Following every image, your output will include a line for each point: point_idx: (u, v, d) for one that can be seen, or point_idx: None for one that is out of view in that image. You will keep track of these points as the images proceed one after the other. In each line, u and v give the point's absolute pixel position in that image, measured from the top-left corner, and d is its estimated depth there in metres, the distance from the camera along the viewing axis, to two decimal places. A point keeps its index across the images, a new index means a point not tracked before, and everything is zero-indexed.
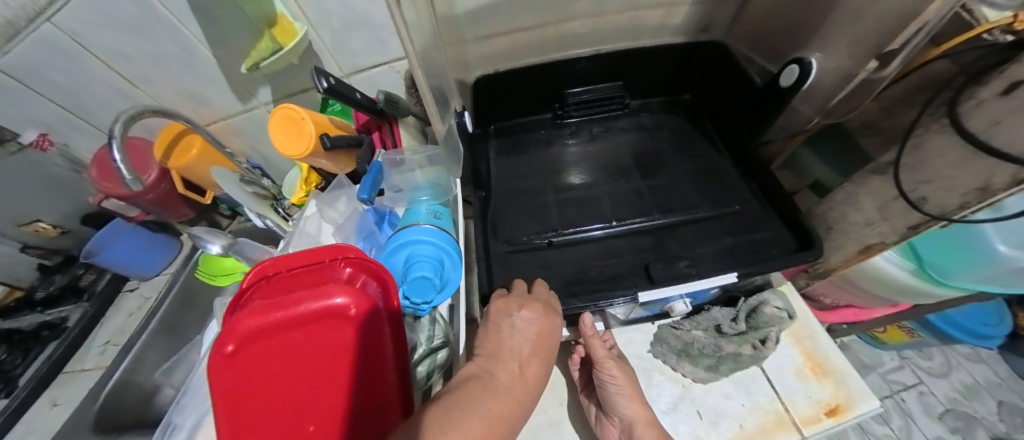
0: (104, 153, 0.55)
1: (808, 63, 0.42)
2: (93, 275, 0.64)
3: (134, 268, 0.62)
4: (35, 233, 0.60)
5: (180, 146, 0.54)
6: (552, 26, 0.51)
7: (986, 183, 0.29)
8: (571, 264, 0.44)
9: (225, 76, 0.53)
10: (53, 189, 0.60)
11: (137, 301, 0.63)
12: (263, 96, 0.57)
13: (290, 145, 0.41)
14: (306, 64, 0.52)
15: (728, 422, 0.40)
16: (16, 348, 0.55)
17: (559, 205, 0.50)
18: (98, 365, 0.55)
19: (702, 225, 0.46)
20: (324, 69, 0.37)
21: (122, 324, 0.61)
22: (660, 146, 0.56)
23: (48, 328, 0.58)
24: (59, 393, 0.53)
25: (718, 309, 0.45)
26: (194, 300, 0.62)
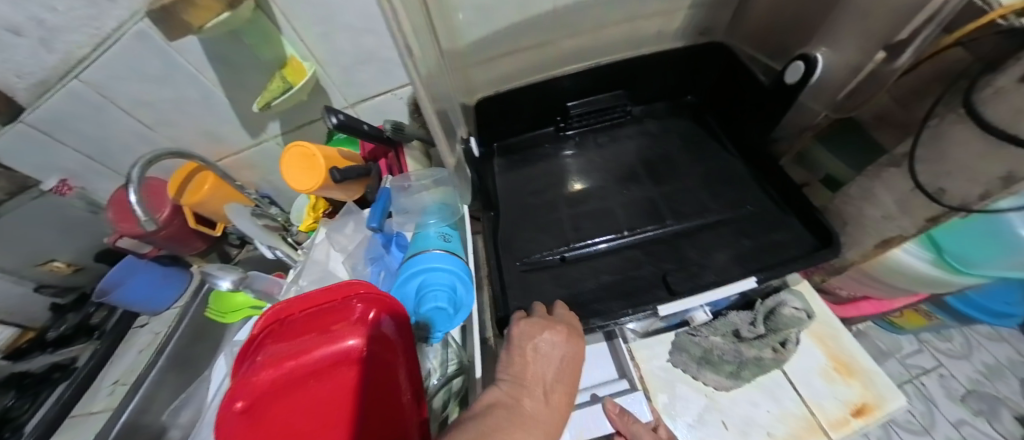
0: (121, 194, 0.55)
1: (813, 59, 0.41)
2: (104, 313, 0.64)
3: (147, 304, 0.63)
4: (51, 272, 0.61)
5: (192, 185, 0.55)
6: (552, 44, 0.52)
7: (1010, 172, 0.27)
8: (586, 279, 0.43)
9: (238, 114, 0.54)
10: (73, 232, 0.62)
11: (148, 336, 0.63)
12: (273, 130, 0.58)
13: (300, 180, 0.41)
14: (314, 97, 0.53)
15: (756, 431, 0.38)
16: (25, 393, 0.54)
17: (573, 220, 0.49)
18: (107, 407, 0.53)
19: (716, 230, 0.45)
20: (334, 106, 0.38)
21: (133, 361, 0.60)
22: (669, 151, 0.55)
23: (58, 369, 0.58)
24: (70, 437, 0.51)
25: (736, 313, 0.42)
26: (205, 333, 0.62)
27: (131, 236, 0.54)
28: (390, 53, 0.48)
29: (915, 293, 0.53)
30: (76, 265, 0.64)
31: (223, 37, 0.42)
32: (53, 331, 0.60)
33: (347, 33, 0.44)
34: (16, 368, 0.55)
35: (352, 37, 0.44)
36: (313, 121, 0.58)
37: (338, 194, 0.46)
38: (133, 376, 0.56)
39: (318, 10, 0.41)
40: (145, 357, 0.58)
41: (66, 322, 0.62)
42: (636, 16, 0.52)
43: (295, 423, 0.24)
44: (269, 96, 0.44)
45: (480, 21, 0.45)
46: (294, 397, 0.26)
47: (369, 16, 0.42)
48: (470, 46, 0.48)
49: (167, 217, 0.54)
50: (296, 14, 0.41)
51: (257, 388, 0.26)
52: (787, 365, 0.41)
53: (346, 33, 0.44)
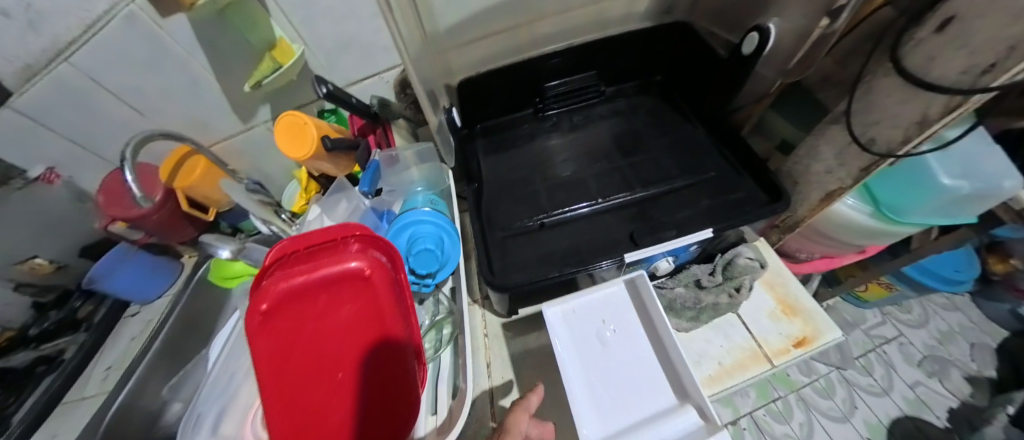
0: (113, 180, 0.56)
1: (766, 30, 0.45)
2: (90, 307, 0.63)
3: (135, 294, 0.63)
4: (30, 270, 0.58)
5: (183, 168, 0.56)
6: (525, 27, 0.55)
7: (924, 116, 0.32)
8: (562, 241, 0.46)
9: (228, 100, 0.56)
10: (56, 227, 0.61)
11: (140, 325, 0.63)
12: (262, 115, 0.60)
13: (292, 148, 0.44)
14: (300, 80, 0.55)
15: (708, 361, 0.42)
16: (9, 387, 0.53)
17: (549, 191, 0.52)
18: (100, 391, 0.54)
19: (681, 193, 0.49)
20: (323, 77, 0.40)
21: (125, 349, 0.60)
22: (638, 126, 0.59)
23: (44, 362, 0.57)
24: (59, 424, 0.52)
25: (697, 265, 0.46)
26: (198, 322, 0.63)
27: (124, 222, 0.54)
28: (372, 40, 0.51)
29: (862, 249, 0.58)
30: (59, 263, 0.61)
31: (211, 19, 0.44)
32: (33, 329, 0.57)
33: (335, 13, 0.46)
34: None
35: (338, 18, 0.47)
36: (299, 106, 0.59)
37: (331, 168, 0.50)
38: (127, 361, 0.57)
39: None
40: (139, 341, 0.59)
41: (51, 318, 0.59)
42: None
43: (316, 334, 0.28)
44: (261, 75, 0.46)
45: (455, 4, 0.48)
46: (312, 311, 0.28)
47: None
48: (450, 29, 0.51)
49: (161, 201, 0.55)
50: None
51: (279, 294, 0.27)
52: (741, 308, 0.45)
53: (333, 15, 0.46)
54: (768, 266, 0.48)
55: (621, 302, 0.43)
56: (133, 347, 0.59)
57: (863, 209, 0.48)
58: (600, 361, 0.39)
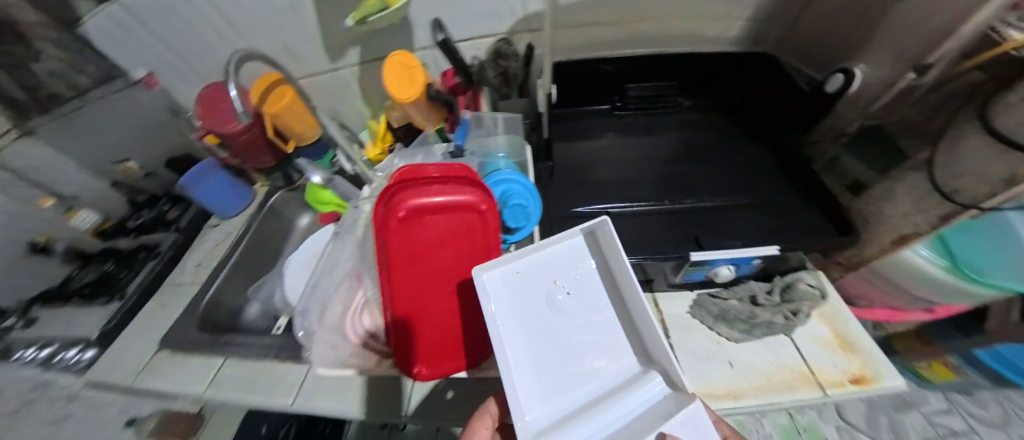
0: (207, 96, 0.60)
1: (853, 73, 0.49)
2: (179, 210, 0.75)
3: (219, 207, 0.69)
4: (124, 172, 0.70)
5: (273, 93, 0.58)
6: (626, 26, 0.59)
7: (1012, 173, 0.32)
8: (626, 232, 0.49)
9: (322, 34, 0.58)
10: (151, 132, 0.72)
11: (222, 233, 0.70)
12: (351, 57, 0.61)
13: (400, 88, 0.47)
14: (401, 35, 0.58)
15: (754, 372, 0.42)
16: (120, 262, 0.67)
17: (615, 184, 0.54)
18: (194, 281, 0.62)
19: (748, 209, 0.50)
20: (443, 25, 0.45)
21: (211, 251, 0.67)
22: (706, 140, 0.61)
23: (144, 249, 0.70)
24: (165, 300, 0.60)
25: (755, 282, 0.48)
26: (265, 243, 0.70)
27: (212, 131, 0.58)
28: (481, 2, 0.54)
29: (931, 307, 0.53)
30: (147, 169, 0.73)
31: None
32: (131, 220, 0.72)
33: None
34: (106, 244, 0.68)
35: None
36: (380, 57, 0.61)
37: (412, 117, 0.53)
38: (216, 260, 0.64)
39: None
40: (223, 247, 0.66)
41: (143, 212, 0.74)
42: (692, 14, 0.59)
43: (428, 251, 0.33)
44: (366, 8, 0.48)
45: None
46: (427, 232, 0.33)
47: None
48: (552, 9, 0.54)
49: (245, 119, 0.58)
50: None
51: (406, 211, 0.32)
52: (794, 333, 0.45)
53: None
54: (829, 301, 0.48)
55: (579, 252, 0.34)
56: (218, 250, 0.66)
57: (938, 263, 0.46)
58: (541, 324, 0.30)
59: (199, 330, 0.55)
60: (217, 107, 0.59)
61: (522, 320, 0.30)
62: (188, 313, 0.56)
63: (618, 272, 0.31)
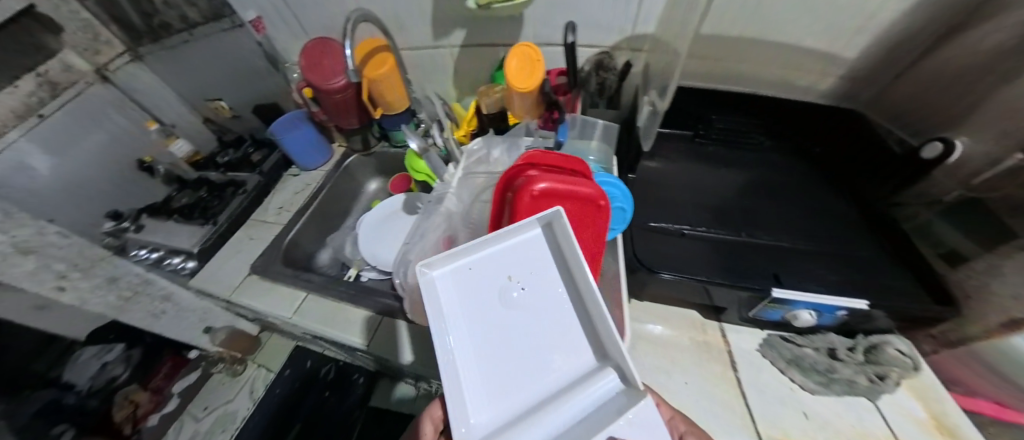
0: (312, 48, 0.63)
1: (954, 144, 0.47)
2: (262, 155, 0.92)
3: (302, 158, 0.79)
4: (218, 111, 0.97)
5: (375, 62, 0.62)
6: (717, 63, 0.63)
7: None
8: (701, 254, 0.49)
9: (433, 10, 0.59)
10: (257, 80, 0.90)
11: (300, 184, 0.80)
12: (454, 39, 0.64)
13: (519, 78, 0.49)
14: (505, 30, 0.61)
15: (835, 430, 0.40)
16: (217, 192, 0.86)
17: (695, 208, 0.55)
18: (276, 222, 0.75)
19: (830, 260, 0.49)
20: (575, 27, 0.46)
21: (289, 198, 0.78)
22: (787, 182, 0.61)
23: (232, 185, 0.87)
24: (254, 232, 0.75)
25: (835, 335, 0.45)
26: (337, 202, 0.81)
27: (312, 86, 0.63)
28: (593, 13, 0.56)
29: None
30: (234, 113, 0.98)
31: None
32: (222, 158, 0.97)
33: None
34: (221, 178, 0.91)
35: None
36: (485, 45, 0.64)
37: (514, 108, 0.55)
38: (295, 207, 0.76)
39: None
40: (302, 197, 0.77)
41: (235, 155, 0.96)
42: (788, 66, 0.60)
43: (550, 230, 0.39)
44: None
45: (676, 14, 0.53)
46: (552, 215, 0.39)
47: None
48: (660, 29, 0.55)
49: (342, 83, 0.63)
50: None
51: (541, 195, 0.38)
52: (879, 399, 0.42)
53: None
54: (924, 374, 0.44)
55: (535, 243, 0.37)
56: (298, 199, 0.77)
57: None
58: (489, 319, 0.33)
59: (284, 261, 0.68)
60: (320, 63, 0.63)
61: (473, 319, 0.33)
62: (274, 247, 0.69)
63: (572, 264, 0.34)
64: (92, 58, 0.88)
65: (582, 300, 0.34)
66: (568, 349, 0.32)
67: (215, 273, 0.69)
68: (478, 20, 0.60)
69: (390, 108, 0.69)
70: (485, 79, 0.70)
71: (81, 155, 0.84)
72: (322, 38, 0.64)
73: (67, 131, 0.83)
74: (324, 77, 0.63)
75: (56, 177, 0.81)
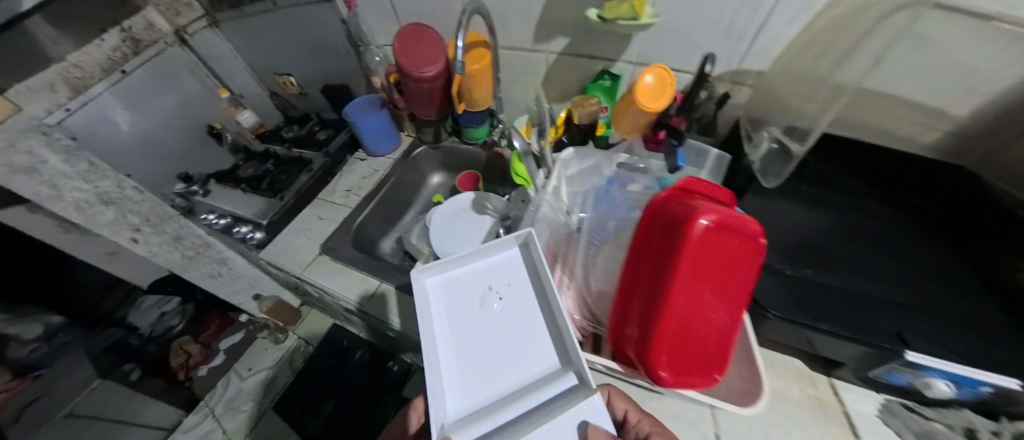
0: (406, 35, 0.61)
1: None
2: (327, 134, 0.94)
3: (373, 143, 0.80)
4: (289, 85, 1.01)
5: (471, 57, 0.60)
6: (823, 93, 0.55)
7: None
8: (814, 299, 0.43)
9: (541, 19, 0.61)
10: (325, 62, 0.90)
11: (368, 169, 0.81)
12: (554, 46, 0.64)
13: (653, 95, 0.48)
14: (608, 43, 0.61)
15: None
16: (280, 167, 0.88)
17: (797, 248, 0.48)
18: (345, 204, 0.76)
19: (975, 327, 0.39)
20: (712, 58, 0.47)
21: (357, 182, 0.80)
22: (920, 229, 0.50)
23: (297, 163, 0.88)
24: (323, 212, 0.76)
25: (979, 416, 0.36)
26: (402, 191, 0.82)
27: (403, 73, 0.62)
28: (705, 37, 0.55)
29: None
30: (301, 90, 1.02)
31: None
32: (287, 133, 0.99)
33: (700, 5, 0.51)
34: (288, 153, 0.92)
35: (692, 15, 0.53)
36: (583, 57, 0.64)
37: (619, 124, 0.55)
38: (364, 190, 0.77)
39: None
40: (371, 182, 0.78)
41: (299, 132, 0.98)
42: (888, 118, 0.53)
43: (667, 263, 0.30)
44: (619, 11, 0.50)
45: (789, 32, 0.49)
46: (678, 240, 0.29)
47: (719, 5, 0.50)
48: (778, 56, 0.52)
49: (434, 73, 0.61)
50: None
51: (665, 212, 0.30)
52: None
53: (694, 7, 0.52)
54: None
55: (515, 260, 0.46)
56: (367, 184, 0.79)
57: None
58: (471, 322, 0.42)
59: (354, 245, 0.69)
60: (414, 50, 0.61)
61: (457, 320, 0.42)
62: (345, 230, 0.70)
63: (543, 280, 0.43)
64: (172, 19, 0.87)
65: (551, 311, 0.42)
66: (530, 346, 0.41)
67: (283, 251, 0.70)
68: (584, 29, 0.59)
69: (474, 104, 0.67)
70: (574, 88, 0.70)
71: (157, 113, 0.89)
72: (420, 24, 0.62)
73: (143, 88, 0.85)
74: (417, 66, 0.61)
75: (135, 136, 0.85)
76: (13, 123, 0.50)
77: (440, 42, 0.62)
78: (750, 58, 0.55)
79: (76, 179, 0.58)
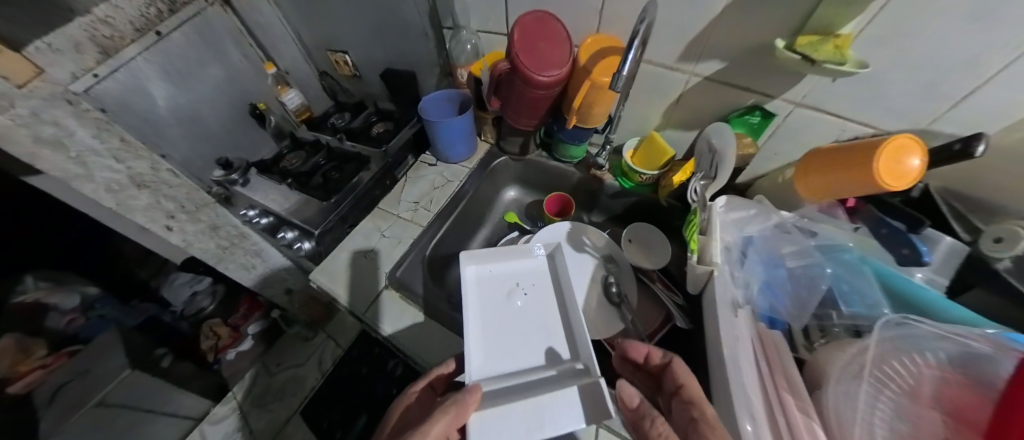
0: (525, 27, 0.54)
1: None
2: (386, 128, 0.83)
3: (449, 150, 0.72)
4: (343, 66, 0.89)
5: (604, 65, 0.51)
6: None
7: None
8: None
9: (691, 38, 0.49)
10: (400, 49, 0.79)
11: (440, 178, 0.72)
12: (701, 68, 0.52)
13: (896, 172, 0.34)
14: (768, 76, 0.48)
15: None
16: (335, 162, 0.78)
17: None
18: (414, 220, 0.66)
19: None
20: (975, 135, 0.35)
21: (427, 192, 0.70)
22: None
23: (355, 160, 0.78)
24: (385, 226, 0.65)
25: None
26: (472, 209, 0.73)
27: (521, 74, 0.53)
28: (901, 97, 0.42)
29: None
30: (355, 72, 0.91)
31: None
32: (336, 121, 0.89)
33: (904, 56, 0.39)
34: (343, 146, 0.82)
35: (887, 63, 0.41)
36: (733, 86, 0.51)
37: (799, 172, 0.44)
38: (435, 203, 0.68)
39: (889, 34, 0.38)
40: (444, 196, 0.69)
41: (353, 122, 0.88)
42: None
43: None
44: (823, 50, 0.39)
45: None
46: None
47: (929, 59, 0.38)
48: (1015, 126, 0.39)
49: (557, 80, 0.53)
50: (885, 19, 0.37)
51: None
52: None
53: (895, 56, 0.39)
54: None
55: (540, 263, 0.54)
56: (439, 196, 0.69)
57: None
58: (498, 309, 0.49)
59: (425, 272, 0.61)
60: (539, 51, 0.53)
61: (488, 309, 0.50)
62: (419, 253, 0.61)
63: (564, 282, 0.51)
64: None
65: (566, 305, 0.50)
66: (540, 338, 0.47)
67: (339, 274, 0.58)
68: (752, 52, 0.46)
69: (586, 121, 0.58)
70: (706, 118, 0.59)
71: (197, 86, 0.78)
72: (547, 20, 0.55)
73: (183, 55, 0.74)
74: (541, 69, 0.53)
75: (173, 112, 0.74)
76: (37, 88, 0.42)
77: (565, 40, 0.55)
78: (942, 120, 0.43)
79: (105, 157, 0.50)
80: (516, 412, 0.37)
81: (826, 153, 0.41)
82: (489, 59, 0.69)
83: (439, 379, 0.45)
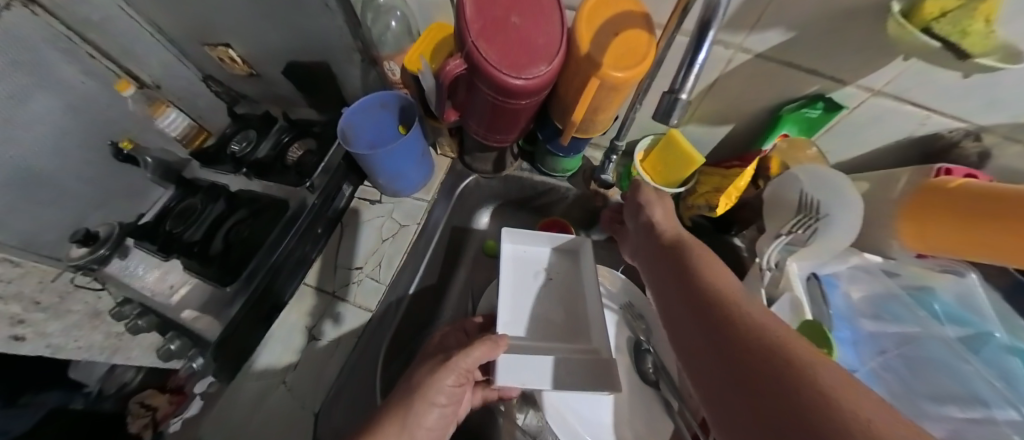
0: None
1: None
2: (300, 153, 0.61)
3: (398, 183, 0.53)
4: (232, 64, 0.64)
5: (620, 40, 0.33)
6: None
7: None
8: None
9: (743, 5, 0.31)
10: (301, 34, 0.55)
11: (389, 225, 0.55)
12: (752, 43, 0.35)
13: None
14: (844, 55, 0.34)
15: None
16: (238, 211, 0.58)
17: None
18: (363, 304, 0.50)
19: None
20: None
21: (373, 248, 0.53)
22: None
23: (267, 206, 0.57)
24: (316, 318, 0.49)
25: None
26: (438, 258, 0.58)
27: (483, 69, 0.33)
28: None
29: None
30: (251, 69, 0.65)
31: None
32: (236, 146, 0.66)
33: None
34: (250, 186, 0.61)
35: None
36: (796, 64, 0.36)
37: (903, 200, 0.38)
38: (383, 265, 0.52)
39: None
40: (399, 251, 0.53)
41: (260, 150, 0.65)
42: None
43: None
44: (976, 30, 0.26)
45: None
46: None
47: None
48: None
49: (552, 74, 0.34)
50: None
51: None
52: None
53: None
54: None
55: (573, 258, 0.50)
56: (392, 252, 0.53)
57: None
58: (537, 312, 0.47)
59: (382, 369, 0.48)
60: (517, 32, 0.34)
61: (522, 296, 0.47)
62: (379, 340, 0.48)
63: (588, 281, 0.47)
64: None
65: (582, 321, 0.46)
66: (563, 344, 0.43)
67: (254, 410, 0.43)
68: (836, 22, 0.31)
69: (586, 129, 0.41)
70: (743, 106, 0.44)
71: (31, 126, 0.52)
72: None
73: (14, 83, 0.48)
74: (529, 61, 0.34)
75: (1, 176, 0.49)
76: None
77: (554, 10, 0.36)
78: None
79: None
80: (531, 362, 0.36)
81: (973, 195, 0.33)
82: (421, 43, 0.47)
83: (444, 338, 0.45)
